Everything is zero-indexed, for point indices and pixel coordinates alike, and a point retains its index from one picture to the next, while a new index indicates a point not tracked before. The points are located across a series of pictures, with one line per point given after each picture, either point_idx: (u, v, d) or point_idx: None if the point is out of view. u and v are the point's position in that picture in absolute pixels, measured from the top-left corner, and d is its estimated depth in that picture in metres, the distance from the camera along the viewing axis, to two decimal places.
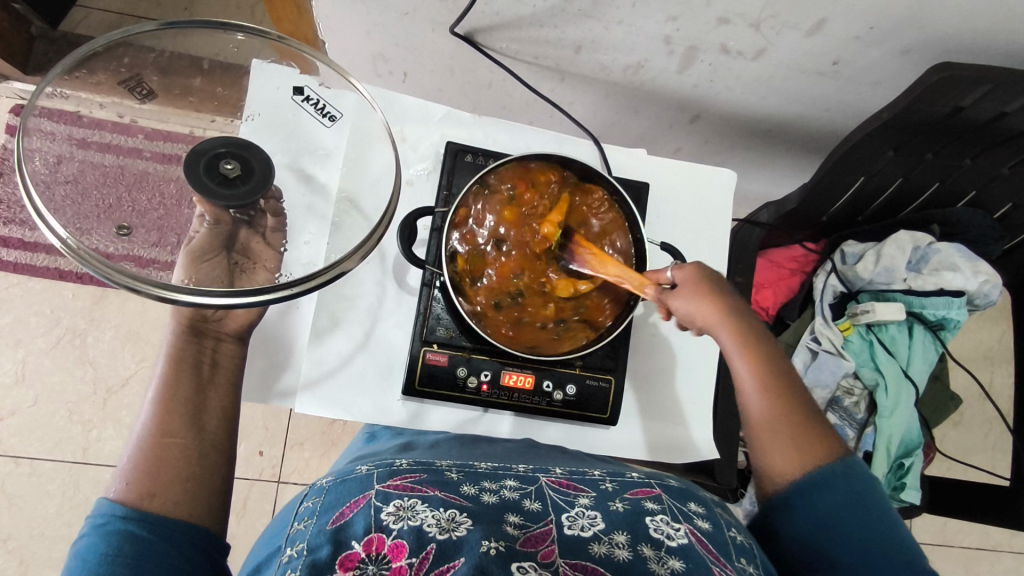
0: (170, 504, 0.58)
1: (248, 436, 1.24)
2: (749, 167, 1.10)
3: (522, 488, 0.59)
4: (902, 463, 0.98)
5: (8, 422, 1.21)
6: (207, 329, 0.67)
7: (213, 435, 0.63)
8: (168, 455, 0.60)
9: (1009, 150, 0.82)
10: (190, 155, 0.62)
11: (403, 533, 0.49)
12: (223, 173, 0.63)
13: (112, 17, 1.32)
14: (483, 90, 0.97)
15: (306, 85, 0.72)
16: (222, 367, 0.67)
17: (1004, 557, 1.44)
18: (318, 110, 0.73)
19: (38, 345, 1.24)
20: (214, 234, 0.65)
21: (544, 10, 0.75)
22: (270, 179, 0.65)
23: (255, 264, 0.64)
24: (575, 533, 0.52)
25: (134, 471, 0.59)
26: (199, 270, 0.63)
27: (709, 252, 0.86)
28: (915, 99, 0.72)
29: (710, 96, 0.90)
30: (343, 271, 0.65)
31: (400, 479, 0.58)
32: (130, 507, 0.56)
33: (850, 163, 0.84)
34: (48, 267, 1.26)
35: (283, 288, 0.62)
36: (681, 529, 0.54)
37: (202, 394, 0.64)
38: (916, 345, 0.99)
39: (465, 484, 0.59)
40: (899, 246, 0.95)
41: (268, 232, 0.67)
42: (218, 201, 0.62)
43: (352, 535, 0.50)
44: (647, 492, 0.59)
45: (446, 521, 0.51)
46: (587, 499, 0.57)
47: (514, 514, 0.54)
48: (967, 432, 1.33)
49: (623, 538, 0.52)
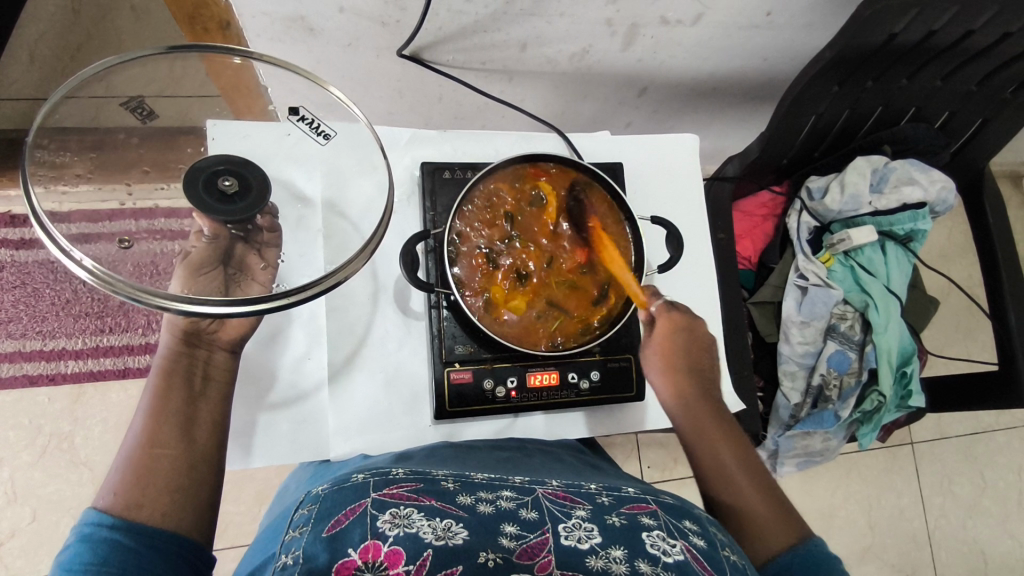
0: (158, 516, 0.55)
1: (268, 499, 1.21)
2: (701, 126, 1.14)
3: (519, 499, 0.57)
4: (904, 371, 1.02)
5: (9, 545, 1.15)
6: (200, 340, 0.65)
7: (205, 447, 0.61)
8: (158, 466, 0.58)
9: (941, 63, 0.87)
10: (190, 172, 0.62)
11: (399, 540, 0.48)
12: (222, 189, 0.62)
13: (24, 104, 1.24)
14: (434, 105, 0.97)
15: (301, 106, 0.71)
16: (215, 378, 0.65)
17: (996, 435, 1.54)
18: (313, 128, 0.72)
19: (23, 459, 1.18)
20: (212, 249, 0.62)
21: (487, 16, 0.76)
22: (265, 198, 0.65)
23: (250, 277, 0.62)
24: (572, 545, 0.51)
25: (121, 481, 0.57)
26: (195, 283, 0.60)
27: (688, 215, 0.88)
28: (851, 35, 0.76)
29: (655, 67, 0.92)
30: (340, 279, 0.63)
31: (397, 487, 0.55)
32: (116, 516, 0.54)
33: (802, 105, 0.88)
34: (16, 376, 1.20)
35: (274, 300, 0.59)
36: (677, 545, 0.53)
37: (193, 405, 0.62)
38: (892, 260, 1.04)
39: (462, 494, 0.57)
40: (860, 171, 1.01)
41: (263, 247, 0.66)
42: (216, 217, 0.61)
43: (349, 542, 0.49)
44: (643, 507, 0.58)
45: (442, 530, 0.50)
46: (584, 511, 0.56)
47: (510, 523, 0.53)
48: (941, 329, 1.41)
49: (620, 552, 0.51)
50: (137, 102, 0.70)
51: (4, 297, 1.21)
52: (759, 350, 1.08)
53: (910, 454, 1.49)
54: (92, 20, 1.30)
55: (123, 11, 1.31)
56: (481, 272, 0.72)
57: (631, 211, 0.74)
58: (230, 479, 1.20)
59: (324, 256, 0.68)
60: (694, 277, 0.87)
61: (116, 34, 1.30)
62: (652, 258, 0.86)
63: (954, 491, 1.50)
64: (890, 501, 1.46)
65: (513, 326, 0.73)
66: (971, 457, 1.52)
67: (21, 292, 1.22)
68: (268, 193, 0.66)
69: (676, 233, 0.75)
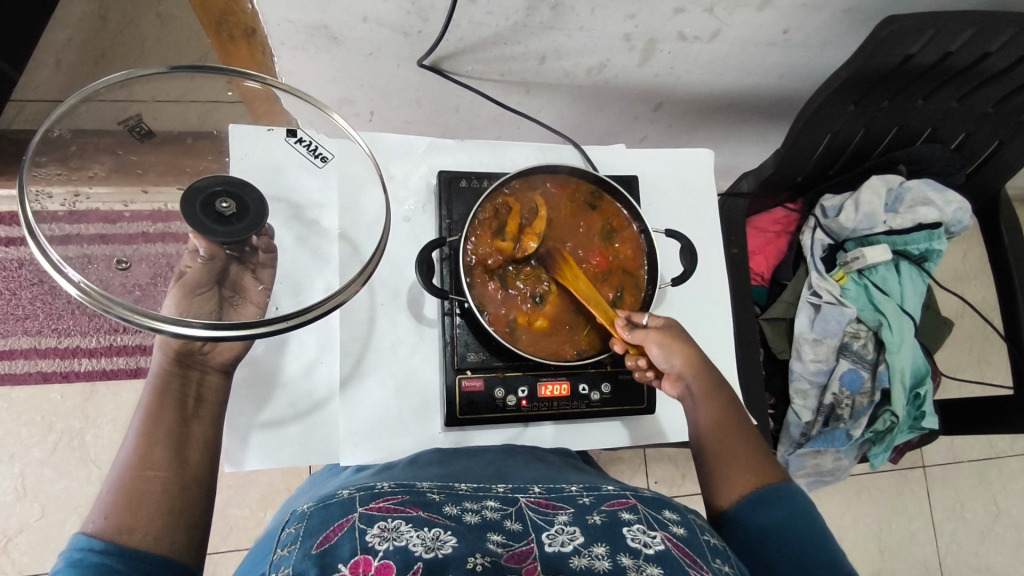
0: (150, 539, 0.55)
1: (274, 503, 1.21)
2: (715, 142, 1.14)
3: (503, 510, 0.57)
4: (917, 393, 1.01)
5: (16, 541, 1.15)
6: (193, 361, 0.66)
7: (196, 469, 0.61)
8: (148, 488, 0.58)
9: (958, 84, 0.87)
10: (188, 192, 0.61)
11: (389, 554, 0.48)
12: (219, 211, 0.61)
13: (50, 105, 1.27)
14: (451, 115, 0.98)
15: (299, 129, 0.73)
16: (206, 399, 0.66)
17: (1010, 461, 1.52)
18: (312, 150, 0.73)
19: (34, 455, 1.19)
20: (208, 269, 0.62)
21: (507, 28, 0.77)
22: (262, 222, 0.64)
23: (244, 298, 0.62)
24: (556, 550, 0.51)
25: (112, 504, 0.56)
26: (189, 304, 0.59)
27: (702, 229, 0.88)
28: (868, 55, 0.77)
29: (671, 82, 0.93)
30: (340, 302, 0.61)
31: (384, 501, 0.56)
32: (107, 540, 0.54)
33: (817, 124, 0.88)
34: (30, 373, 1.21)
35: (274, 322, 0.58)
36: (658, 535, 0.53)
37: (186, 427, 0.63)
38: (906, 279, 1.03)
39: (447, 504, 0.57)
40: (875, 191, 1.00)
41: (258, 268, 0.65)
42: (214, 237, 0.61)
43: (338, 557, 0.48)
44: (623, 503, 0.58)
45: (431, 540, 0.50)
46: (565, 516, 0.56)
47: (496, 533, 0.53)
48: (955, 351, 1.40)
49: (602, 548, 0.51)
50: (135, 121, 0.70)
51: (22, 294, 1.23)
52: (772, 366, 1.08)
53: (922, 478, 1.47)
54: (119, 26, 1.33)
55: (149, 18, 1.34)
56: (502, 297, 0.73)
57: (646, 223, 0.74)
58: (237, 481, 1.20)
59: (335, 273, 0.69)
60: (707, 291, 0.87)
61: (141, 39, 1.32)
62: (665, 271, 0.86)
63: (966, 516, 1.47)
64: (900, 525, 1.44)
65: (530, 340, 0.73)
66: (984, 482, 1.49)
67: (38, 290, 1.23)
68: (264, 215, 0.65)
69: (690, 246, 0.75)
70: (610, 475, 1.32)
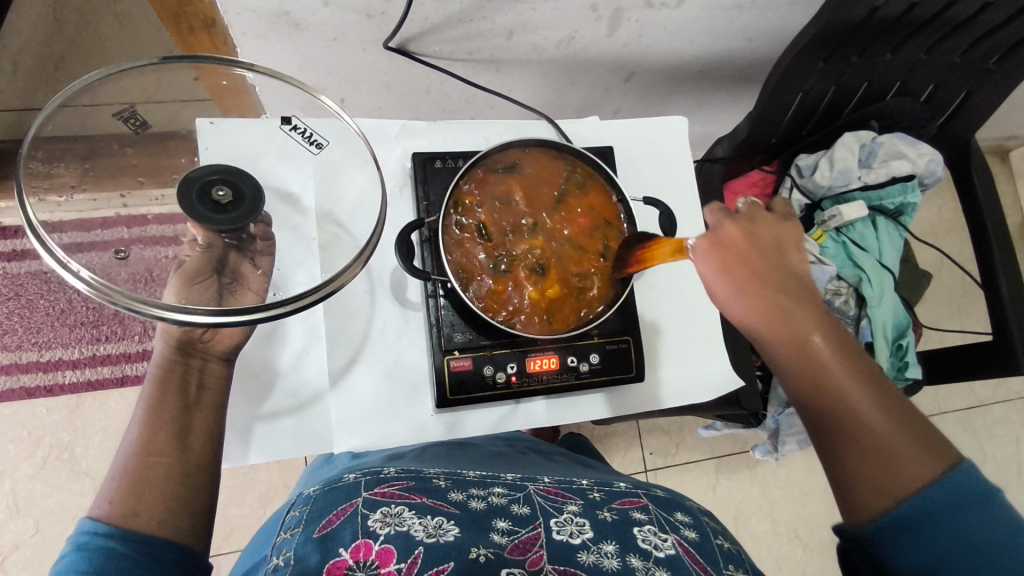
0: (154, 523, 0.55)
1: (273, 500, 1.20)
2: (689, 110, 1.14)
3: (510, 495, 0.58)
4: (900, 344, 1.03)
5: (13, 559, 1.14)
6: (195, 349, 0.64)
7: (200, 454, 0.60)
8: (151, 475, 0.57)
9: (925, 35, 0.87)
10: (183, 182, 0.61)
11: (390, 538, 0.49)
12: (214, 199, 0.61)
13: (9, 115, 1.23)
14: (423, 97, 0.97)
15: (294, 117, 0.71)
16: (210, 386, 0.64)
17: (993, 408, 1.55)
18: (307, 138, 0.71)
19: (24, 471, 1.17)
20: (206, 257, 0.61)
21: (472, 4, 0.76)
22: (260, 204, 0.64)
23: (243, 285, 0.61)
24: (564, 540, 0.52)
25: (116, 489, 0.56)
26: (191, 291, 0.58)
27: (680, 196, 0.89)
28: (834, 11, 0.77)
29: (641, 51, 0.93)
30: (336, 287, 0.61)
31: (388, 486, 0.56)
32: (111, 524, 0.54)
33: (788, 82, 0.88)
34: (14, 389, 1.19)
35: (274, 308, 0.58)
36: (668, 539, 0.54)
37: (189, 414, 0.62)
38: (883, 233, 1.05)
39: (454, 490, 0.57)
40: (848, 147, 1.01)
41: (256, 256, 0.65)
42: (211, 225, 0.60)
43: (339, 542, 0.49)
44: (634, 502, 0.59)
45: (433, 528, 0.51)
46: (575, 506, 0.57)
47: (502, 519, 0.54)
48: (934, 303, 1.43)
49: (612, 547, 0.52)
50: (130, 112, 0.69)
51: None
52: None
53: None
54: (75, 29, 1.29)
55: (107, 19, 1.30)
56: (507, 294, 0.71)
57: (624, 192, 0.74)
58: (234, 481, 1.19)
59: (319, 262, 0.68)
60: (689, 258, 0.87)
61: (100, 41, 1.29)
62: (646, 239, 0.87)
63: None
64: None
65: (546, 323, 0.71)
66: (969, 429, 1.53)
67: (14, 304, 1.21)
68: (262, 201, 0.65)
69: (668, 211, 0.75)
70: (606, 449, 1.33)
